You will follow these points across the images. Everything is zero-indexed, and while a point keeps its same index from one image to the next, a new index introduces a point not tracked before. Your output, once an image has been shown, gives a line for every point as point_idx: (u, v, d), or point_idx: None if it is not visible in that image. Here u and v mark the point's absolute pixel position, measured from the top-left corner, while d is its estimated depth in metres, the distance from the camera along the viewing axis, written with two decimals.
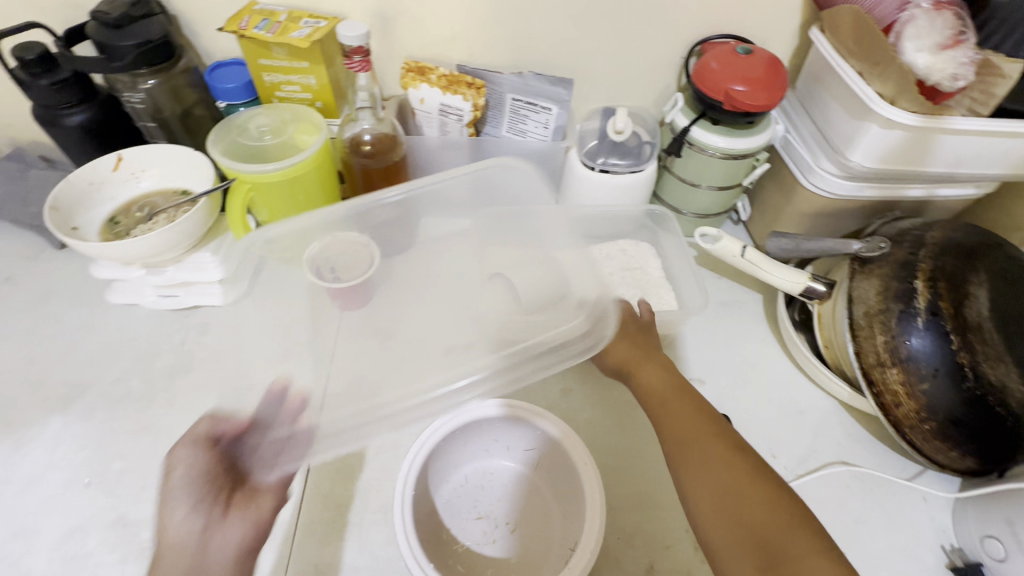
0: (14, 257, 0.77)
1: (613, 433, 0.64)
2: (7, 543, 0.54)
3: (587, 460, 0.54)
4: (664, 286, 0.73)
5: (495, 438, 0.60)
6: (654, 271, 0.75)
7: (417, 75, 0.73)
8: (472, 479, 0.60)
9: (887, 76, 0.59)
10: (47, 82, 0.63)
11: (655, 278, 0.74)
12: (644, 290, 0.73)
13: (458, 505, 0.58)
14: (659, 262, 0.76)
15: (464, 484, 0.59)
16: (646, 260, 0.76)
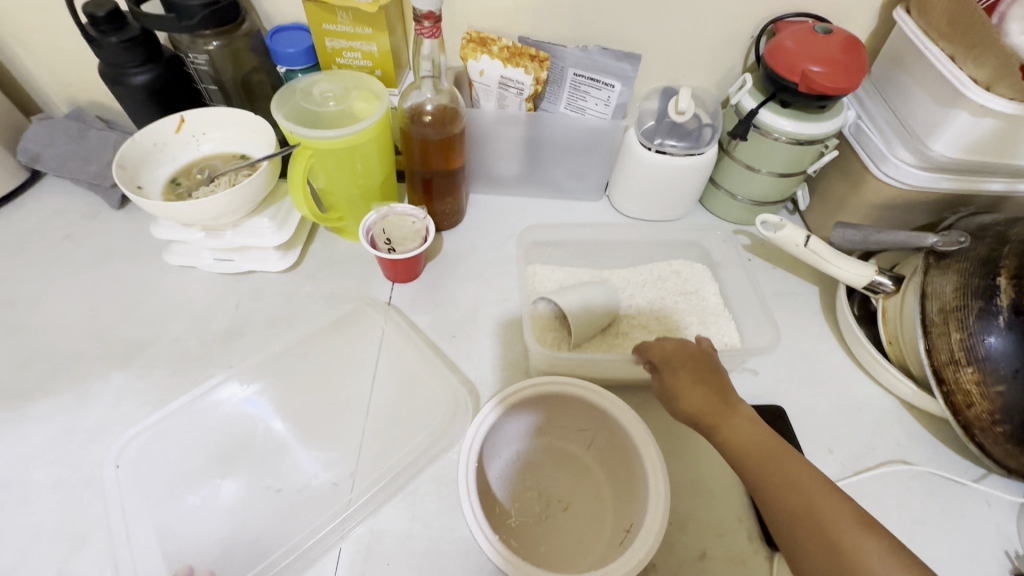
0: (74, 215, 0.78)
1: (664, 415, 0.63)
2: (77, 490, 0.56)
3: (650, 444, 0.52)
4: (722, 316, 0.71)
5: (552, 417, 0.59)
6: (711, 297, 0.73)
7: (479, 46, 0.71)
8: (523, 454, 0.60)
9: (984, 60, 0.56)
10: (117, 40, 0.63)
11: (713, 305, 0.72)
12: (703, 319, 0.70)
13: (510, 480, 0.58)
14: (717, 287, 0.74)
15: (516, 459, 0.59)
16: (703, 285, 0.74)
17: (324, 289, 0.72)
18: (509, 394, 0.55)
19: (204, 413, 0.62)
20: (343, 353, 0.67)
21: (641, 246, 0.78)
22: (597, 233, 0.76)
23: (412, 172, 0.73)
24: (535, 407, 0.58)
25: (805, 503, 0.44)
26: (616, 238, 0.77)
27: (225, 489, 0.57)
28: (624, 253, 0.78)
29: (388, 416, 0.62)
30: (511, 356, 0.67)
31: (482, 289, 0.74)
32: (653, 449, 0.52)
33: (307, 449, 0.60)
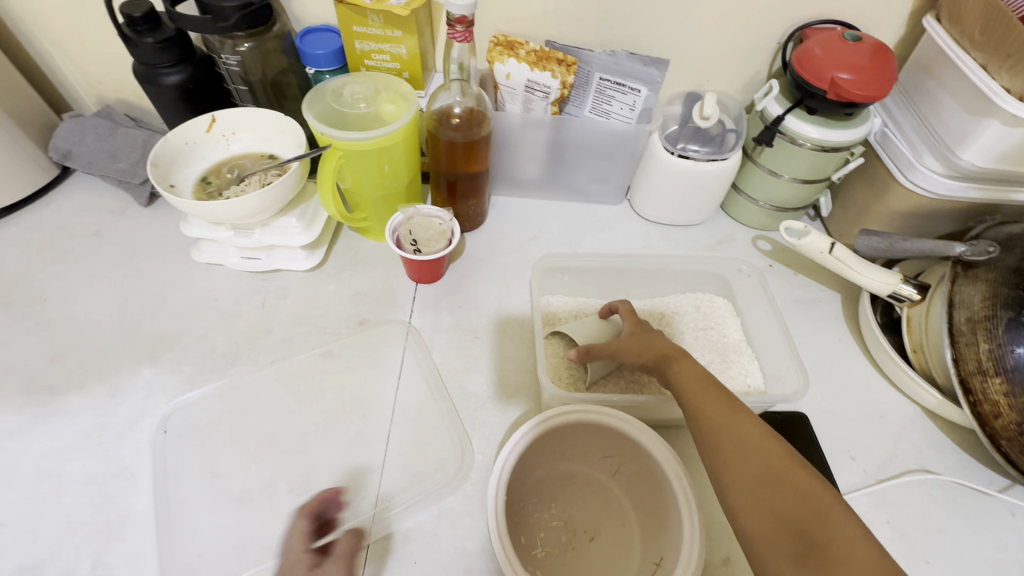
0: (103, 212, 0.80)
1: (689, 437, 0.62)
2: (109, 483, 0.57)
3: (681, 474, 0.52)
4: (746, 355, 0.69)
5: (576, 443, 0.59)
6: (732, 334, 0.72)
7: (505, 50, 0.71)
8: (547, 480, 0.59)
9: (1019, 71, 0.56)
10: (152, 41, 0.64)
11: (735, 342, 0.70)
12: (724, 357, 0.69)
13: (535, 505, 0.58)
14: (738, 323, 0.73)
15: (540, 484, 0.59)
16: (724, 320, 0.73)
17: (348, 289, 0.73)
18: (538, 420, 0.55)
19: (232, 409, 0.63)
20: (367, 353, 0.68)
21: (661, 275, 0.77)
22: (617, 263, 0.75)
23: (437, 173, 0.73)
24: (561, 436, 0.58)
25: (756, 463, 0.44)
26: (635, 269, 0.76)
27: (252, 486, 0.57)
28: (644, 279, 0.77)
29: (417, 431, 0.62)
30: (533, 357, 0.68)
31: (504, 291, 0.74)
32: (685, 481, 0.51)
33: (332, 448, 0.60)
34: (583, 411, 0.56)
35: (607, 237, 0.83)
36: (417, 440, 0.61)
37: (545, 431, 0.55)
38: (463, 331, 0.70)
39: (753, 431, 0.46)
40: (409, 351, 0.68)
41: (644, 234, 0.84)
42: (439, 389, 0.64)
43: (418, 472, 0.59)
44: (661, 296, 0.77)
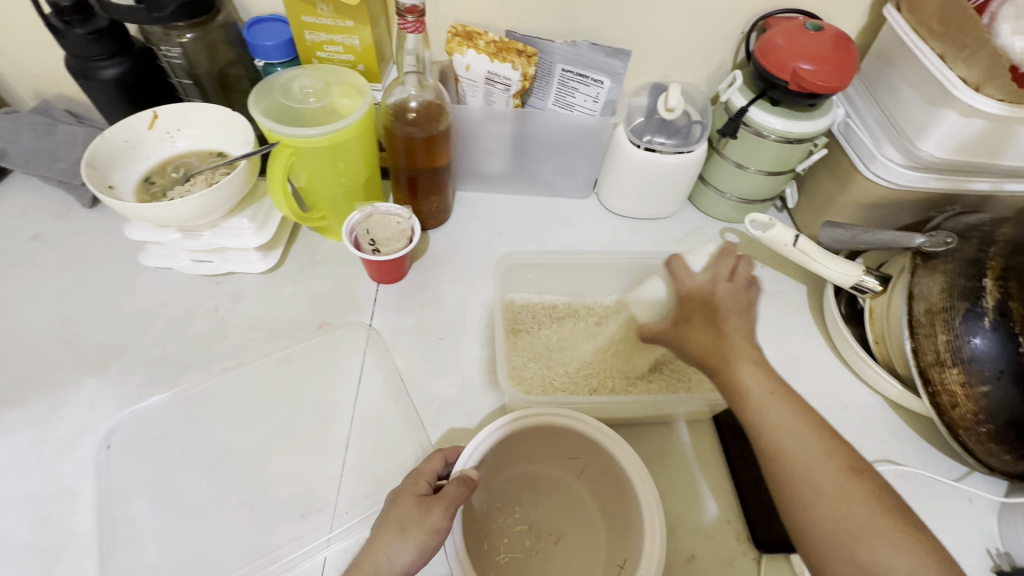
0: (44, 214, 0.75)
1: (654, 440, 0.62)
2: (51, 503, 0.54)
3: (644, 477, 0.50)
4: None
5: (540, 446, 0.57)
6: None
7: (464, 40, 0.69)
8: (513, 483, 0.58)
9: (974, 61, 0.56)
10: (83, 32, 0.60)
11: None
12: None
13: (499, 510, 0.57)
14: None
15: (504, 488, 0.58)
16: None
17: (306, 291, 0.70)
18: (506, 421, 0.53)
19: (183, 419, 0.60)
20: (326, 358, 0.65)
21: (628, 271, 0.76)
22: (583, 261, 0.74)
23: (396, 169, 0.71)
24: (525, 440, 0.56)
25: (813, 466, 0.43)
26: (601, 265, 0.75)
27: (206, 500, 0.55)
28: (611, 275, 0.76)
29: (379, 438, 0.60)
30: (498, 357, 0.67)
31: (469, 289, 0.73)
32: (649, 484, 0.50)
33: (291, 458, 0.58)
34: (545, 414, 0.54)
35: (575, 232, 0.82)
36: (380, 445, 0.59)
37: (512, 433, 0.54)
38: (426, 332, 0.68)
39: (823, 470, 0.43)
40: (369, 355, 0.66)
41: (612, 228, 0.83)
42: (402, 393, 0.62)
43: (380, 479, 0.57)
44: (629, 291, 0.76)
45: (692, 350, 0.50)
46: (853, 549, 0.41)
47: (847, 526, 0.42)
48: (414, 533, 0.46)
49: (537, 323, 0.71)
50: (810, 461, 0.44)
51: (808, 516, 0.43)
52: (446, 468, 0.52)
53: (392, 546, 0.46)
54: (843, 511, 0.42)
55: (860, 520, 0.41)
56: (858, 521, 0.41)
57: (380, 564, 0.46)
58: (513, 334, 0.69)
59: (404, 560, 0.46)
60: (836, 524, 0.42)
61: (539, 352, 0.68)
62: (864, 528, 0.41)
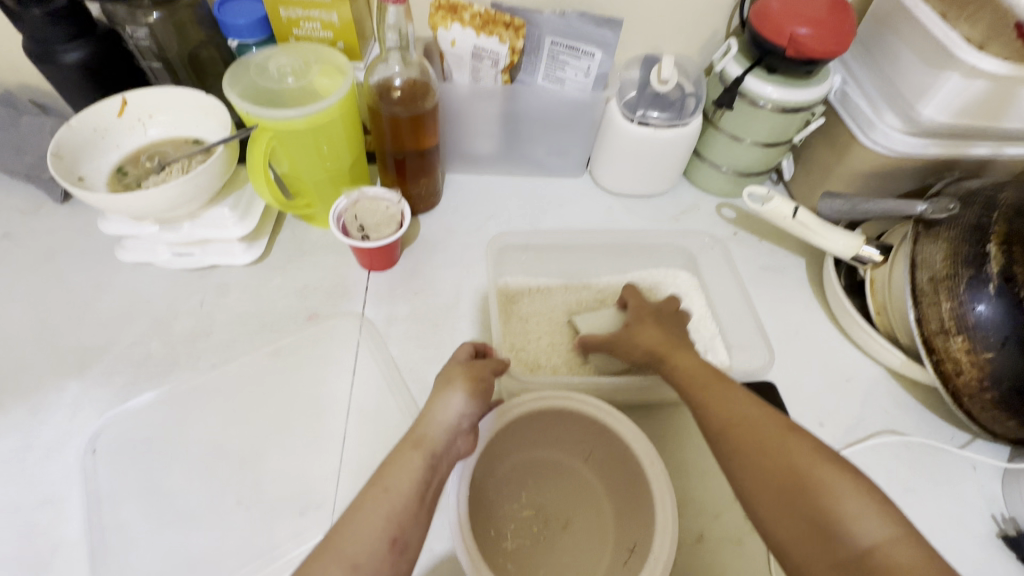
0: (12, 212, 0.72)
1: (660, 420, 0.61)
2: (36, 512, 0.52)
3: (654, 461, 0.49)
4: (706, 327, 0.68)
5: (546, 428, 0.56)
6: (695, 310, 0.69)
7: (448, 13, 0.65)
8: (519, 469, 0.57)
9: (976, 20, 0.55)
10: (40, 13, 0.56)
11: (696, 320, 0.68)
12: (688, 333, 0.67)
13: (504, 497, 0.56)
14: (703, 297, 0.70)
15: (510, 474, 0.56)
16: (691, 294, 0.70)
17: (294, 282, 0.68)
18: (497, 414, 0.52)
19: (171, 420, 0.58)
20: (318, 350, 0.63)
21: (623, 250, 0.75)
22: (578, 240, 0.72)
23: (383, 152, 0.68)
24: (529, 426, 0.55)
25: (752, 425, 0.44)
26: (596, 242, 0.74)
27: (200, 501, 0.54)
28: (608, 254, 0.75)
29: (377, 430, 0.58)
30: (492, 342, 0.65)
31: (463, 273, 0.71)
32: (659, 469, 0.49)
33: (285, 453, 0.56)
34: (552, 399, 0.53)
35: (569, 212, 0.80)
36: (377, 438, 0.58)
37: (508, 423, 0.53)
38: (421, 319, 0.66)
39: (772, 430, 0.43)
40: (361, 346, 0.64)
41: (607, 207, 0.81)
42: (397, 383, 0.61)
43: None
44: (628, 270, 0.75)
45: (630, 352, 0.57)
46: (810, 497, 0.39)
47: (805, 478, 0.40)
48: (460, 383, 0.49)
49: (525, 308, 0.68)
50: (753, 422, 0.44)
51: (764, 470, 0.41)
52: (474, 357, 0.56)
53: (445, 396, 0.48)
54: (791, 460, 0.41)
55: (816, 468, 0.40)
56: (816, 471, 0.40)
57: (436, 415, 0.47)
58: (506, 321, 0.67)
59: (457, 406, 0.47)
60: (791, 474, 0.40)
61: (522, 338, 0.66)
62: (824, 478, 0.39)
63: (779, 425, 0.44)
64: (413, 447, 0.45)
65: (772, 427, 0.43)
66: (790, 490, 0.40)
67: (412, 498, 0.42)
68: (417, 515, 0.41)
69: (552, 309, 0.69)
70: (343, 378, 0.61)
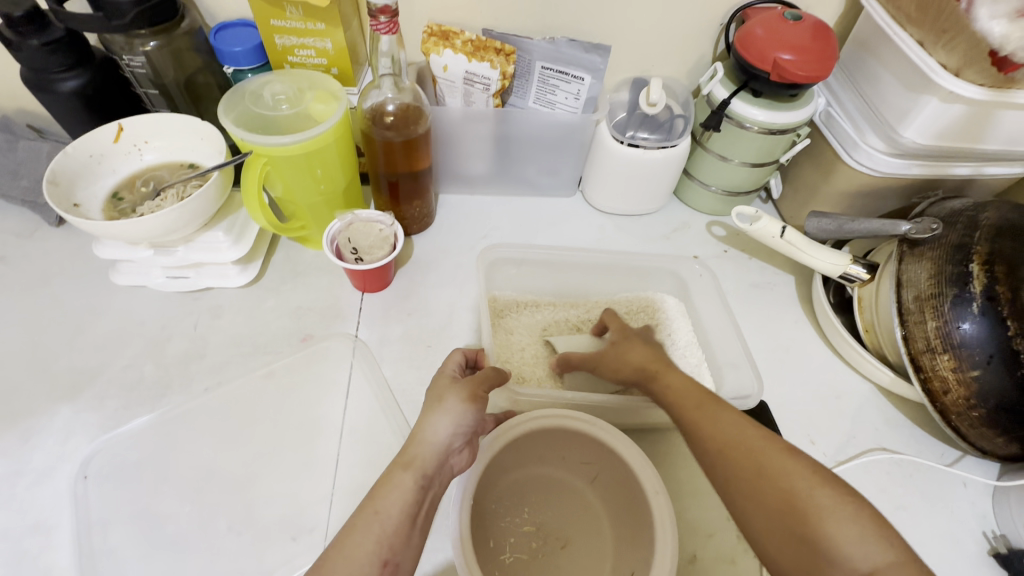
0: (7, 235, 0.72)
1: (660, 442, 0.61)
2: (26, 539, 0.52)
3: (658, 489, 0.50)
4: (695, 348, 0.68)
5: (553, 447, 0.57)
6: (682, 335, 0.70)
7: (440, 40, 0.67)
8: (521, 483, 0.57)
9: (954, 47, 0.55)
10: (38, 43, 0.57)
11: (684, 344, 0.69)
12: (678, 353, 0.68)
13: (506, 511, 0.55)
14: (688, 325, 0.71)
15: (512, 488, 0.56)
16: (674, 324, 0.71)
17: (288, 303, 0.68)
18: (497, 433, 0.53)
19: (163, 444, 0.57)
20: (311, 372, 0.63)
21: (615, 268, 0.76)
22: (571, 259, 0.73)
23: (376, 174, 0.69)
24: (535, 440, 0.56)
25: (746, 446, 0.44)
26: (589, 260, 0.75)
27: (191, 526, 0.53)
28: (600, 273, 0.76)
29: (370, 452, 0.58)
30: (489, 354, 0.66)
31: (456, 294, 0.71)
32: (662, 496, 0.50)
33: (278, 476, 0.56)
34: (557, 418, 0.55)
35: (561, 231, 0.81)
36: (371, 461, 0.58)
37: (518, 436, 0.54)
38: (414, 340, 0.67)
39: (766, 451, 0.43)
40: (354, 367, 0.64)
41: (599, 226, 0.82)
42: (390, 405, 0.61)
43: None
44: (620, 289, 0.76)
45: (615, 373, 0.57)
46: (806, 522, 0.39)
47: (799, 502, 0.40)
48: (452, 401, 0.48)
49: (517, 326, 0.69)
50: (746, 443, 0.44)
51: (760, 494, 0.42)
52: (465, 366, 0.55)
53: (435, 416, 0.47)
54: (785, 483, 0.41)
55: (810, 491, 0.40)
56: (810, 495, 0.40)
57: (427, 434, 0.47)
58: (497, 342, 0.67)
59: (447, 426, 0.47)
60: (786, 498, 0.41)
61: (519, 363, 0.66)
62: (819, 501, 0.40)
63: (774, 447, 0.44)
64: (404, 468, 0.45)
65: (767, 448, 0.43)
66: (786, 515, 0.40)
67: (402, 522, 0.42)
68: (408, 536, 0.42)
69: (538, 326, 0.70)
70: (337, 400, 0.62)
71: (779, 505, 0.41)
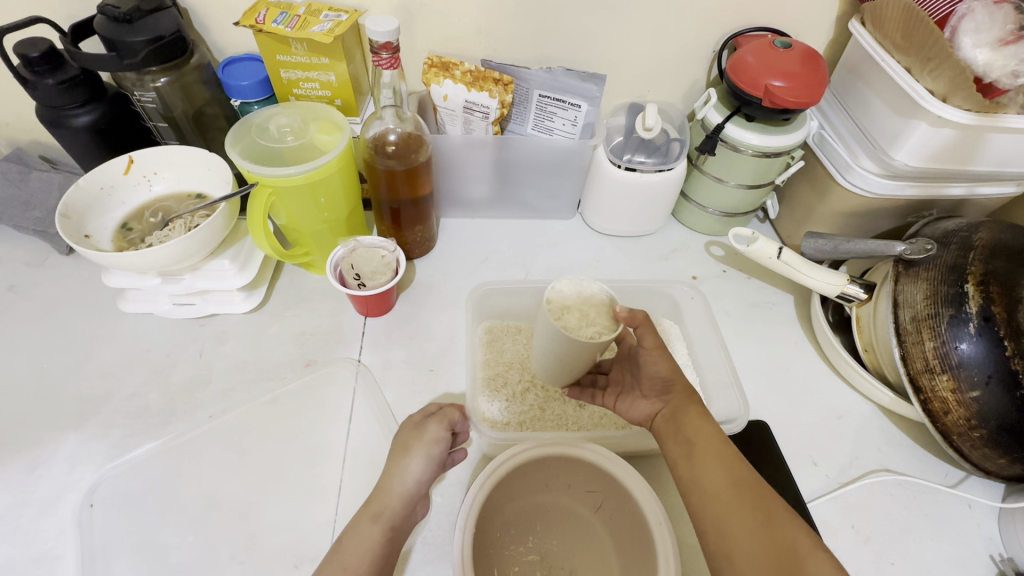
0: (18, 264, 0.74)
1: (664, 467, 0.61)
2: (30, 570, 0.52)
3: (662, 520, 0.51)
4: (691, 370, 0.69)
5: (558, 475, 0.57)
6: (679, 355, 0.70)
7: (440, 71, 0.70)
8: (527, 511, 0.57)
9: (940, 73, 0.56)
10: (54, 81, 0.59)
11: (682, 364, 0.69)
12: None
13: (511, 539, 0.55)
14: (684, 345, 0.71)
15: (519, 516, 0.56)
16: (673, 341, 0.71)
17: (292, 329, 0.69)
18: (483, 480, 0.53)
19: (167, 471, 0.58)
20: (315, 397, 0.64)
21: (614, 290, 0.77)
22: None
23: (379, 201, 0.70)
24: (541, 467, 0.56)
25: (754, 490, 0.45)
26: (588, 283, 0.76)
27: (194, 555, 0.53)
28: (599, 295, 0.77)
29: (372, 476, 0.58)
30: (491, 370, 0.67)
31: (457, 317, 0.72)
32: (665, 528, 0.50)
33: (281, 503, 0.57)
34: (559, 445, 0.55)
35: (560, 254, 0.82)
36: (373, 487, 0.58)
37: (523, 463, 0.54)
38: (415, 364, 0.67)
39: (774, 502, 0.44)
40: (357, 392, 0.65)
41: (597, 248, 0.83)
42: (392, 431, 0.61)
43: None
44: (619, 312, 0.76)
45: (657, 372, 0.55)
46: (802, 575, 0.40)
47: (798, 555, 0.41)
48: (418, 449, 0.52)
49: (609, 295, 0.55)
50: (754, 489, 0.45)
51: (760, 539, 0.42)
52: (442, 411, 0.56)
53: (402, 464, 0.51)
54: (788, 535, 0.42)
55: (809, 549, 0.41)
56: (809, 553, 0.41)
57: (395, 483, 0.50)
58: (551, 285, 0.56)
59: (415, 474, 0.51)
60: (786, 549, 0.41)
61: (511, 390, 0.65)
62: (814, 557, 0.41)
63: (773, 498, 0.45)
64: (372, 520, 0.48)
65: (768, 497, 0.45)
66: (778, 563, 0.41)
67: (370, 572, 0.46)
68: None
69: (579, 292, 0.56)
70: (339, 425, 0.62)
71: (777, 554, 0.41)
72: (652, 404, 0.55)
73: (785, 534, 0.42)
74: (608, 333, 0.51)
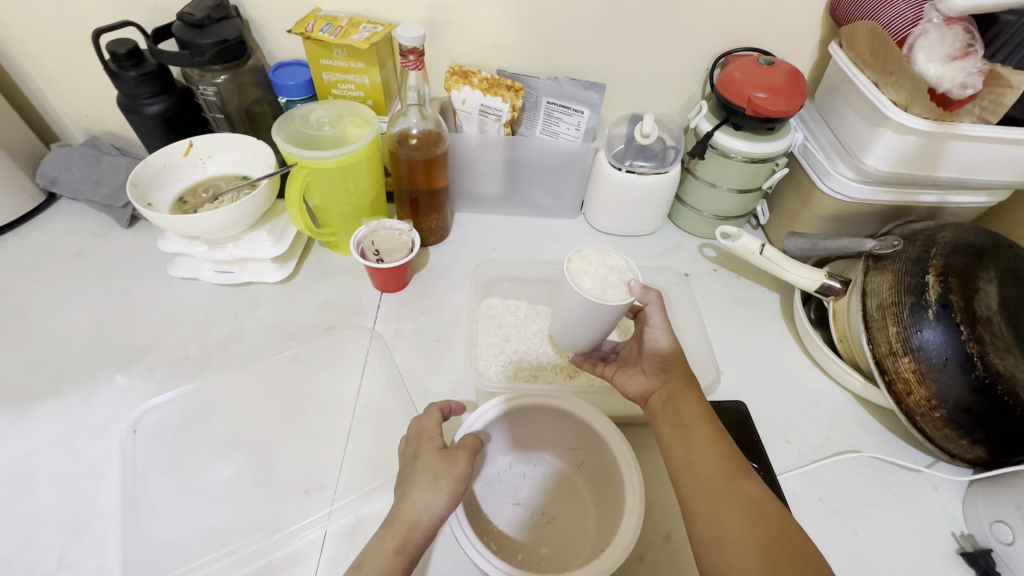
0: (85, 234, 0.84)
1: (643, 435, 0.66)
2: (80, 483, 0.60)
3: (630, 463, 0.54)
4: None
5: (544, 432, 0.62)
6: None
7: (460, 78, 0.79)
8: (515, 465, 0.63)
9: (900, 85, 0.63)
10: (135, 74, 0.70)
11: None
12: None
13: (499, 488, 0.61)
14: None
15: (508, 469, 0.62)
16: None
17: (317, 298, 0.78)
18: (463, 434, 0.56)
19: (200, 410, 0.66)
20: (332, 357, 0.72)
21: None
22: None
23: (400, 191, 0.79)
24: (527, 422, 0.61)
25: (747, 479, 0.48)
26: None
27: (219, 482, 0.60)
28: None
29: (378, 427, 0.65)
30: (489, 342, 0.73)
31: (464, 296, 0.80)
32: (634, 470, 0.53)
33: (297, 444, 0.63)
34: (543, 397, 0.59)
35: (562, 247, 0.89)
36: (379, 436, 0.64)
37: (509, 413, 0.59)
38: (423, 334, 0.74)
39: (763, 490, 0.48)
40: (370, 355, 0.72)
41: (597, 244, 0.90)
42: (400, 389, 0.68)
43: (379, 464, 0.62)
44: None
45: (660, 350, 0.60)
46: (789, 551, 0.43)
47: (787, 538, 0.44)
48: (446, 483, 0.50)
49: (629, 268, 0.60)
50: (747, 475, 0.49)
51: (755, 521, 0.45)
52: (444, 419, 0.58)
53: (424, 495, 0.49)
54: (779, 520, 0.46)
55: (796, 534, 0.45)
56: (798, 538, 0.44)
57: (415, 516, 0.49)
58: (577, 251, 0.62)
59: (438, 509, 0.49)
60: (779, 531, 0.45)
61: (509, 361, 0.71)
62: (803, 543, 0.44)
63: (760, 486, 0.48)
64: (395, 553, 0.47)
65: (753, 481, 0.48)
66: (769, 539, 0.44)
67: None
68: None
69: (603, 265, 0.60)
70: (352, 382, 0.69)
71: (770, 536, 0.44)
72: (649, 381, 0.58)
73: (775, 517, 0.46)
74: (622, 299, 0.56)
